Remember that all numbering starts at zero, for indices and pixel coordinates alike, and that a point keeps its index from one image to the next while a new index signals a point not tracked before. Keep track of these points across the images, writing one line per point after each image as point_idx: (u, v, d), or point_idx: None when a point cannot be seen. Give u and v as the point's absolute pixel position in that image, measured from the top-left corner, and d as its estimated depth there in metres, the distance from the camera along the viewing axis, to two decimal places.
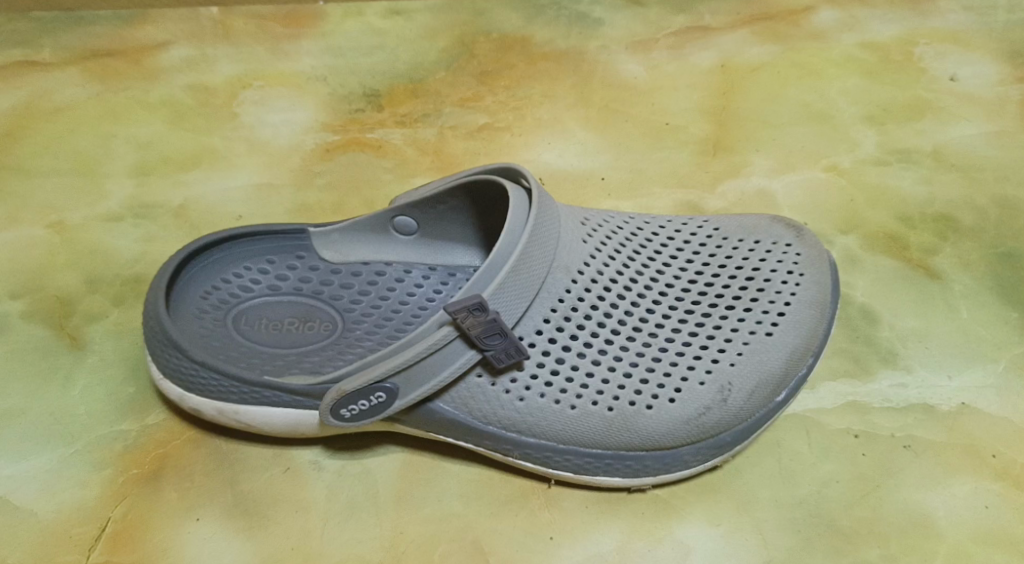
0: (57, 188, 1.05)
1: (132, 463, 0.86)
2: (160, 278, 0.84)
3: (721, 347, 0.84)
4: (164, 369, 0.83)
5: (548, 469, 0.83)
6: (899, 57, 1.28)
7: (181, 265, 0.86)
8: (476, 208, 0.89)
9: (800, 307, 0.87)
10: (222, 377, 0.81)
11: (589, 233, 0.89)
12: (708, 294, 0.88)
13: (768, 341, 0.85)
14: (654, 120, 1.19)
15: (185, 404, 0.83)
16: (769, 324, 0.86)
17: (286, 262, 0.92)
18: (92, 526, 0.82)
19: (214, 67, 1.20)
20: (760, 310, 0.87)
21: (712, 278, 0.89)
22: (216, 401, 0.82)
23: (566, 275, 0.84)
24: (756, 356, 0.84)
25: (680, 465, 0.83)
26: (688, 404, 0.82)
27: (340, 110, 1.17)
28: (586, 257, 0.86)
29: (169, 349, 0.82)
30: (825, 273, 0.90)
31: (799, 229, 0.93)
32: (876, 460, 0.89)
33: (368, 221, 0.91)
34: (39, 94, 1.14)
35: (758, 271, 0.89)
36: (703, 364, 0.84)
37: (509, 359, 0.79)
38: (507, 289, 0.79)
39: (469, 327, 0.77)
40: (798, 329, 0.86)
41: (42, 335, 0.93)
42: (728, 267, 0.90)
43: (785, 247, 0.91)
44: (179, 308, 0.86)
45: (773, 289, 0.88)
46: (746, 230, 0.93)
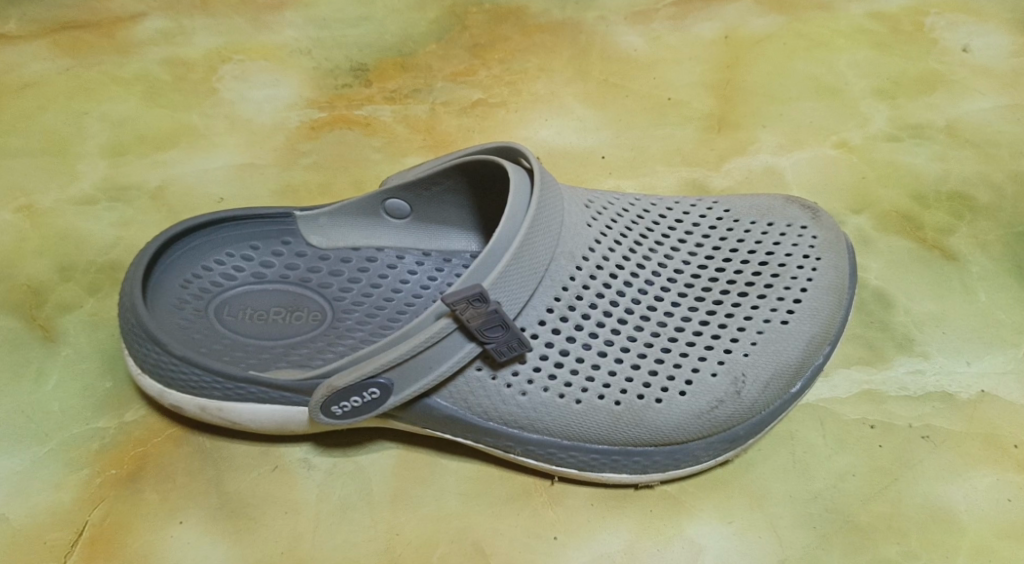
0: (26, 169, 0.99)
1: (110, 463, 0.80)
2: (137, 266, 0.78)
3: (734, 336, 0.79)
4: (141, 363, 0.77)
5: (551, 466, 0.78)
6: (909, 28, 1.22)
7: (159, 252, 0.81)
8: (472, 190, 0.84)
9: (817, 293, 0.82)
10: (204, 372, 0.75)
11: (594, 216, 0.84)
12: (719, 280, 0.83)
13: (784, 330, 0.80)
14: (655, 95, 1.14)
15: (165, 400, 0.78)
16: (785, 312, 0.81)
17: (270, 248, 0.86)
18: (68, 532, 0.76)
19: (192, 40, 1.14)
20: (775, 297, 0.81)
21: (723, 263, 0.84)
22: (198, 397, 0.76)
23: (570, 261, 0.79)
24: (771, 346, 0.79)
25: (691, 461, 0.78)
26: (700, 397, 0.77)
27: (326, 85, 1.11)
28: (590, 242, 0.81)
29: (147, 343, 0.76)
30: (843, 257, 0.85)
31: (815, 211, 0.88)
32: (893, 452, 0.84)
33: (358, 204, 0.85)
34: (5, 69, 1.08)
35: (772, 255, 0.85)
36: (716, 354, 0.79)
37: (511, 353, 0.74)
38: (509, 277, 0.74)
39: (469, 319, 0.72)
40: (815, 316, 0.81)
41: (10, 327, 0.87)
42: (741, 251, 0.85)
43: (800, 229, 0.86)
44: (157, 299, 0.80)
45: (789, 274, 0.83)
46: (759, 212, 0.88)
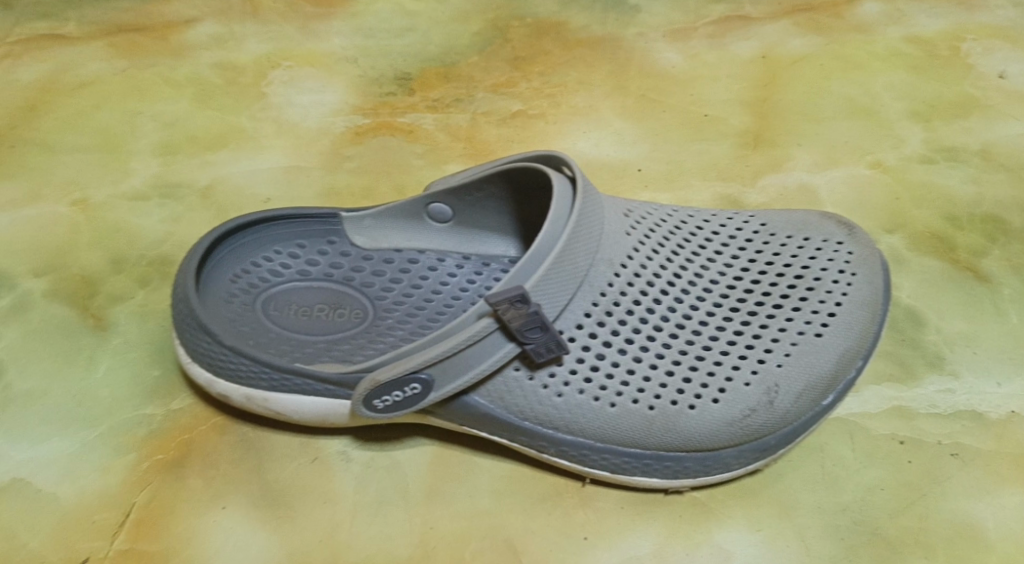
0: (81, 165, 1.02)
1: (156, 448, 0.82)
2: (191, 259, 0.81)
3: (768, 347, 0.81)
4: (191, 352, 0.79)
5: (584, 467, 0.80)
6: (945, 53, 1.23)
7: (211, 246, 0.83)
8: (515, 197, 0.86)
9: (852, 307, 0.83)
10: (252, 362, 0.77)
11: (633, 225, 0.85)
12: (754, 292, 0.84)
13: (817, 342, 0.81)
14: (692, 111, 1.15)
15: (213, 389, 0.80)
16: (819, 325, 0.82)
17: (316, 247, 0.89)
18: (116, 512, 0.78)
19: (243, 45, 1.16)
20: (810, 310, 0.83)
21: (759, 275, 0.86)
22: (245, 386, 0.78)
23: (609, 268, 0.81)
24: (805, 357, 0.80)
25: (721, 468, 0.79)
26: (733, 405, 0.78)
27: (370, 92, 1.13)
28: (629, 250, 0.83)
29: (198, 333, 0.78)
30: (878, 272, 0.86)
31: (851, 227, 0.90)
32: (922, 468, 0.85)
33: (403, 207, 0.87)
34: (63, 68, 1.11)
35: (807, 269, 0.86)
36: (749, 364, 0.80)
37: (549, 354, 0.75)
38: (551, 280, 0.76)
39: (511, 320, 0.74)
40: (849, 330, 0.82)
41: (63, 314, 0.90)
42: (776, 264, 0.87)
43: (836, 245, 0.88)
44: (208, 291, 0.82)
45: (824, 288, 0.84)
46: (796, 226, 0.90)
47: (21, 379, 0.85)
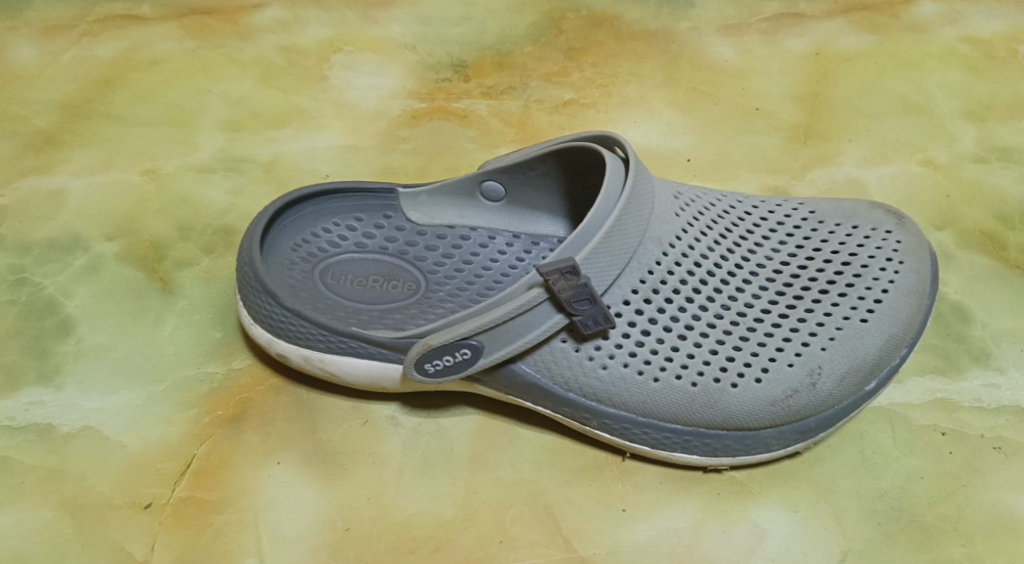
0: (151, 138, 1.06)
1: (216, 405, 0.85)
2: (257, 224, 0.85)
3: (813, 330, 0.82)
4: (254, 313, 0.83)
5: (625, 441, 0.81)
6: (1002, 54, 1.23)
7: (276, 215, 0.87)
8: (567, 177, 0.88)
9: (899, 295, 0.83)
10: (310, 324, 0.80)
11: (682, 208, 0.87)
12: (801, 277, 0.86)
13: (862, 327, 0.81)
14: (742, 104, 1.17)
15: (272, 349, 0.83)
16: (865, 311, 0.82)
17: (373, 221, 0.92)
18: (177, 463, 0.82)
19: (307, 30, 1.20)
20: (856, 296, 0.84)
21: (806, 262, 0.87)
22: (303, 347, 0.81)
23: (657, 247, 0.83)
24: (849, 342, 0.81)
25: (761, 448, 0.80)
26: (775, 385, 0.79)
27: (427, 78, 1.16)
28: (677, 231, 0.85)
29: (262, 294, 0.81)
30: (926, 262, 0.86)
31: (900, 217, 0.90)
32: (963, 459, 0.86)
33: (457, 184, 0.90)
34: (137, 47, 1.16)
35: (855, 257, 0.87)
36: (793, 346, 0.81)
37: (597, 327, 0.77)
38: (600, 255, 0.78)
39: (560, 290, 0.76)
40: (895, 317, 0.82)
41: (132, 277, 0.94)
42: (823, 251, 0.88)
43: (885, 233, 0.88)
44: (271, 257, 0.86)
45: (871, 275, 0.85)
46: (844, 216, 0.91)
47: (91, 334, 0.89)
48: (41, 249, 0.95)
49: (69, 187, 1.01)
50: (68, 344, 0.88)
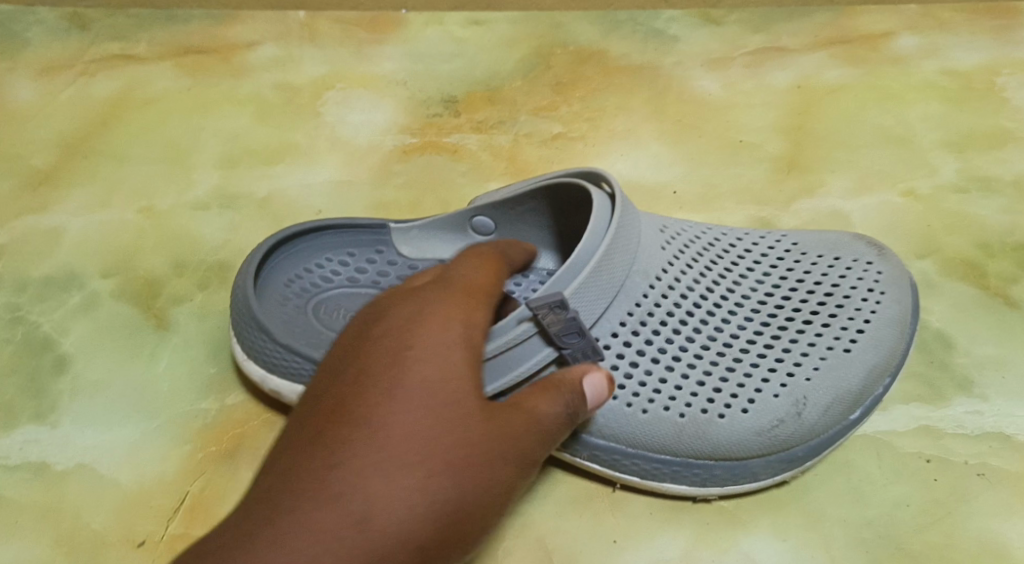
0: (148, 175, 1.08)
1: (211, 440, 0.86)
2: (250, 261, 0.86)
3: (797, 360, 0.83)
4: (248, 350, 0.84)
5: (615, 472, 0.83)
6: (980, 86, 1.24)
7: (269, 251, 0.88)
8: (556, 211, 0.90)
9: (880, 325, 0.85)
10: (303, 360, 0.81)
11: (668, 240, 0.89)
12: (786, 307, 0.87)
13: (845, 358, 0.83)
14: (727, 136, 1.19)
15: (266, 386, 0.84)
16: (848, 341, 0.84)
17: (365, 255, 0.93)
18: (172, 499, 0.83)
19: (301, 68, 1.22)
20: (839, 326, 0.85)
21: (790, 292, 0.88)
22: (297, 385, 0.82)
23: (644, 279, 0.85)
24: (833, 372, 0.83)
25: (748, 477, 0.82)
26: (762, 416, 0.81)
27: (418, 113, 1.18)
28: (664, 264, 0.86)
29: (256, 331, 0.83)
30: (906, 292, 0.88)
31: (882, 248, 0.92)
32: (949, 486, 0.87)
33: (448, 220, 0.92)
34: (134, 86, 1.18)
35: (837, 287, 0.88)
36: (778, 376, 0.82)
37: (587, 360, 0.79)
38: (586, 290, 0.80)
39: (549, 324, 0.78)
40: (877, 348, 0.84)
41: (128, 313, 0.95)
42: (807, 281, 0.89)
43: (867, 264, 0.90)
44: (264, 293, 0.88)
45: (853, 305, 0.86)
46: (827, 246, 0.92)
47: (87, 371, 0.90)
48: (38, 287, 0.97)
49: (66, 224, 1.02)
50: (64, 382, 0.89)
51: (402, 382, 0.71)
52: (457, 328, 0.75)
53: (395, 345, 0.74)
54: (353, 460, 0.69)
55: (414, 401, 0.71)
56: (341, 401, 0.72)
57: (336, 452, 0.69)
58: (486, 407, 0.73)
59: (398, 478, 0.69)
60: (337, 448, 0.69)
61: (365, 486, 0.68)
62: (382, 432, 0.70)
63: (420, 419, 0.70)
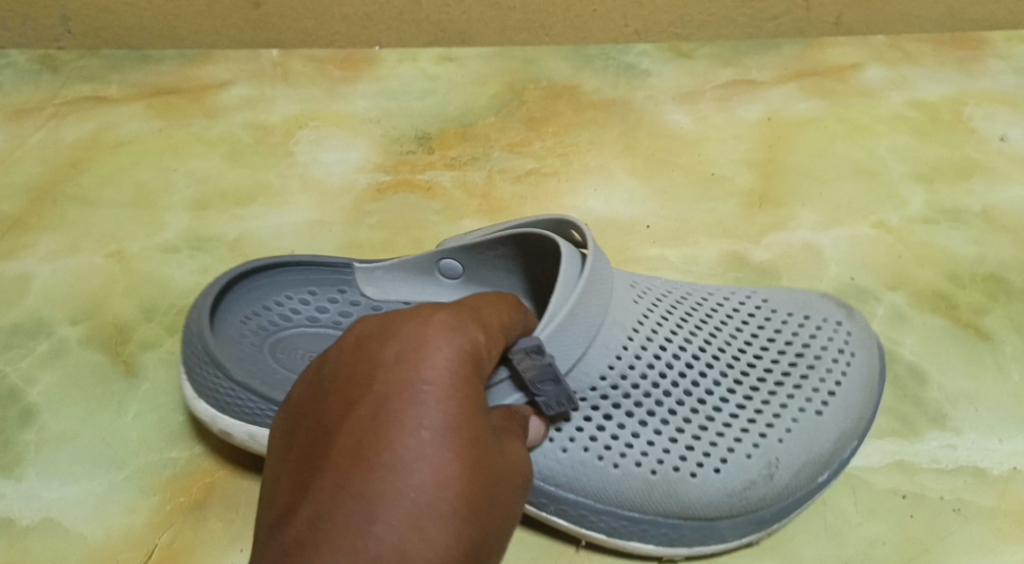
0: (118, 219, 1.07)
1: (179, 491, 0.85)
2: (207, 296, 0.87)
3: (770, 421, 0.83)
4: (199, 387, 0.84)
5: (581, 528, 0.83)
6: (947, 117, 1.25)
7: (227, 285, 0.89)
8: (524, 259, 0.88)
9: (850, 389, 0.86)
10: (259, 400, 0.81)
11: (640, 294, 0.87)
12: (759, 363, 0.87)
13: (817, 420, 0.84)
14: (700, 170, 1.19)
15: (216, 425, 0.84)
16: (819, 403, 0.85)
17: (328, 294, 0.94)
18: (139, 552, 0.82)
19: (273, 107, 1.21)
20: (811, 387, 0.85)
21: (763, 348, 0.88)
22: (250, 424, 0.82)
23: (622, 332, 0.83)
24: (804, 435, 0.83)
25: (715, 538, 0.83)
26: (732, 477, 0.81)
27: (391, 151, 1.17)
28: (639, 316, 0.85)
29: (209, 367, 0.83)
30: (874, 355, 0.89)
31: (849, 308, 0.92)
32: (925, 523, 0.88)
33: (415, 261, 0.91)
34: (104, 128, 1.17)
35: (809, 345, 0.88)
36: (751, 436, 0.83)
37: (560, 407, 0.78)
38: (558, 340, 0.79)
39: (524, 370, 0.77)
40: (847, 412, 0.85)
41: (96, 360, 0.94)
42: (779, 338, 0.89)
43: (836, 324, 0.90)
44: (220, 329, 0.88)
45: (825, 366, 0.87)
46: (796, 304, 0.92)
47: (52, 421, 0.89)
48: (5, 335, 0.96)
49: (34, 270, 1.01)
50: (29, 433, 0.88)
51: (425, 419, 0.66)
52: (470, 357, 0.69)
53: (412, 373, 0.67)
54: (383, 509, 0.63)
55: (439, 439, 0.65)
56: (361, 437, 0.65)
57: (368, 497, 0.63)
58: (496, 447, 0.69)
59: (429, 528, 0.63)
60: (364, 493, 0.63)
61: (401, 538, 0.62)
62: (411, 474, 0.64)
63: (448, 460, 0.65)
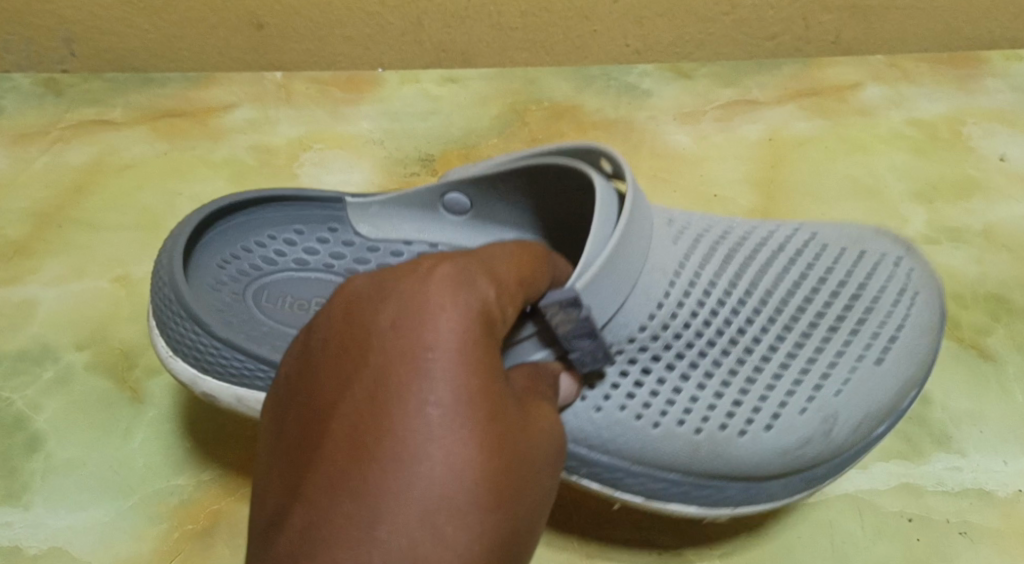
0: (121, 243, 1.07)
1: (187, 517, 0.88)
2: (180, 237, 0.89)
3: (827, 370, 0.82)
4: (173, 344, 0.85)
5: (615, 491, 0.82)
6: (946, 136, 1.24)
7: (203, 223, 0.91)
8: (538, 189, 0.89)
9: (914, 333, 0.85)
10: (244, 359, 0.82)
11: (679, 233, 0.87)
12: (811, 307, 0.85)
13: (878, 369, 0.83)
14: (701, 191, 1.18)
15: (197, 386, 0.85)
16: (880, 350, 0.83)
17: (315, 233, 0.96)
18: None
19: (277, 129, 1.21)
20: (870, 332, 0.84)
21: (815, 288, 0.86)
22: (236, 386, 0.84)
23: (662, 276, 0.83)
24: (864, 384, 0.82)
25: (764, 498, 0.83)
26: (786, 434, 0.81)
27: (394, 173, 1.18)
28: (679, 258, 0.85)
29: (183, 320, 0.84)
30: (936, 296, 0.88)
31: (909, 245, 0.91)
32: (931, 546, 0.88)
33: (413, 199, 0.94)
34: (108, 152, 1.17)
35: (868, 286, 0.86)
36: (806, 389, 0.82)
37: (595, 363, 0.78)
38: (596, 288, 0.78)
39: (559, 326, 0.76)
40: (912, 360, 0.84)
41: (103, 388, 0.95)
42: (834, 277, 0.87)
43: (895, 262, 0.89)
44: (197, 278, 0.90)
45: (884, 309, 0.85)
46: (850, 240, 0.90)
47: (60, 449, 0.91)
48: (11, 361, 0.97)
49: (38, 296, 1.02)
50: (37, 461, 0.91)
51: (432, 394, 0.63)
52: (481, 314, 0.67)
53: (411, 344, 0.64)
54: (391, 503, 0.61)
55: (448, 417, 0.63)
56: (357, 422, 0.63)
57: (375, 491, 0.61)
58: (512, 416, 0.66)
59: (444, 519, 0.61)
60: (370, 485, 0.61)
61: (413, 533, 0.60)
62: (420, 461, 0.62)
63: (460, 439, 0.63)
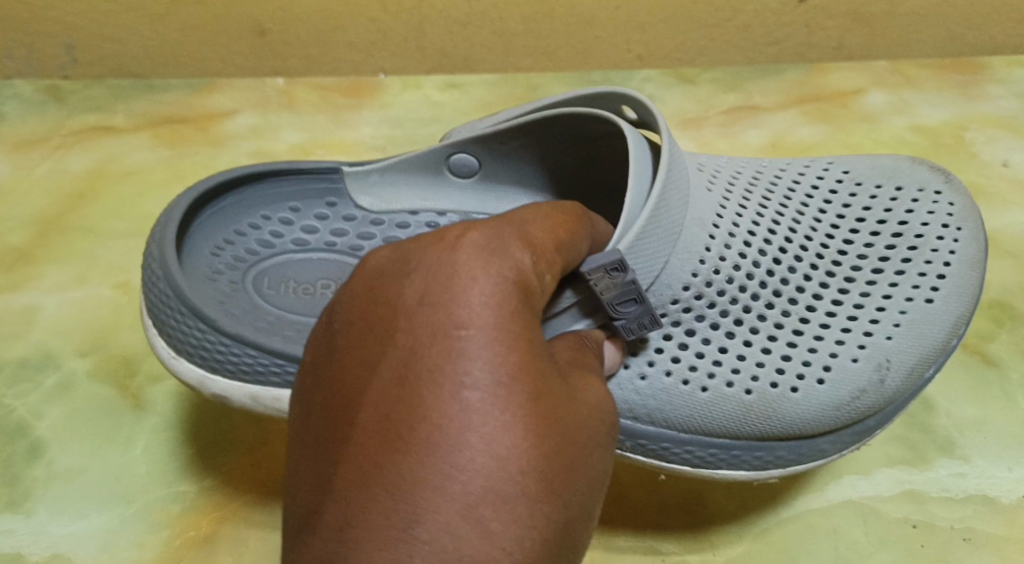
0: (123, 249, 1.06)
1: (189, 525, 0.88)
2: (169, 228, 0.87)
3: (875, 317, 0.83)
4: (177, 346, 0.85)
5: (663, 462, 0.84)
6: (949, 141, 1.22)
7: (189, 211, 0.90)
8: (543, 142, 0.91)
9: (962, 266, 0.85)
10: (252, 353, 0.83)
11: (711, 179, 0.88)
12: (850, 254, 0.87)
13: (929, 308, 0.83)
14: None
15: (206, 389, 0.85)
16: (930, 289, 0.84)
17: (313, 208, 0.96)
18: None
19: (279, 135, 1.21)
20: (918, 272, 0.85)
21: (853, 234, 0.88)
22: (250, 384, 0.84)
23: (702, 229, 0.83)
24: (917, 328, 0.82)
25: (818, 455, 0.83)
26: (840, 386, 0.81)
27: None
28: (715, 208, 0.85)
29: (186, 322, 0.83)
30: (981, 226, 0.89)
31: (948, 175, 0.92)
32: (934, 553, 0.88)
33: (416, 164, 0.94)
34: (109, 159, 1.17)
35: (908, 223, 0.88)
36: (855, 338, 0.83)
37: (640, 331, 0.79)
38: (640, 243, 0.78)
39: (604, 291, 0.76)
40: (961, 295, 0.84)
41: (104, 395, 0.95)
42: (870, 219, 0.89)
43: (935, 195, 0.90)
44: (191, 269, 0.89)
45: (929, 245, 0.87)
46: (884, 175, 0.93)
47: (62, 456, 0.91)
48: (13, 369, 0.97)
49: (40, 302, 1.02)
50: (38, 469, 0.91)
51: (466, 377, 0.63)
52: (511, 287, 0.66)
53: (442, 324, 0.64)
54: (428, 495, 0.60)
55: (486, 400, 0.62)
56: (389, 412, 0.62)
57: (412, 482, 0.61)
58: (557, 392, 0.65)
59: (488, 510, 0.61)
60: (409, 474, 0.61)
61: (452, 525, 0.60)
62: (460, 449, 0.61)
63: (498, 423, 0.62)
